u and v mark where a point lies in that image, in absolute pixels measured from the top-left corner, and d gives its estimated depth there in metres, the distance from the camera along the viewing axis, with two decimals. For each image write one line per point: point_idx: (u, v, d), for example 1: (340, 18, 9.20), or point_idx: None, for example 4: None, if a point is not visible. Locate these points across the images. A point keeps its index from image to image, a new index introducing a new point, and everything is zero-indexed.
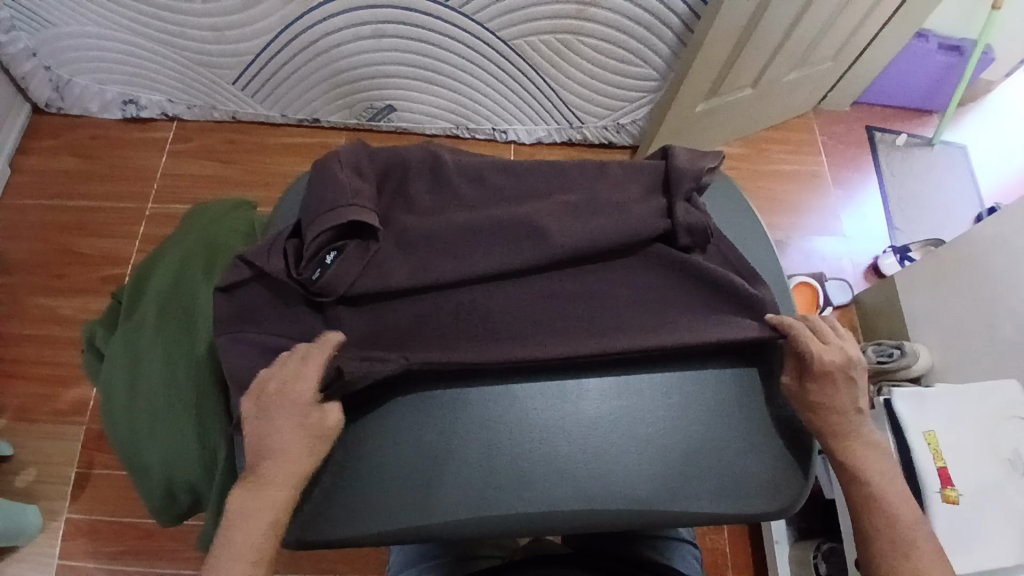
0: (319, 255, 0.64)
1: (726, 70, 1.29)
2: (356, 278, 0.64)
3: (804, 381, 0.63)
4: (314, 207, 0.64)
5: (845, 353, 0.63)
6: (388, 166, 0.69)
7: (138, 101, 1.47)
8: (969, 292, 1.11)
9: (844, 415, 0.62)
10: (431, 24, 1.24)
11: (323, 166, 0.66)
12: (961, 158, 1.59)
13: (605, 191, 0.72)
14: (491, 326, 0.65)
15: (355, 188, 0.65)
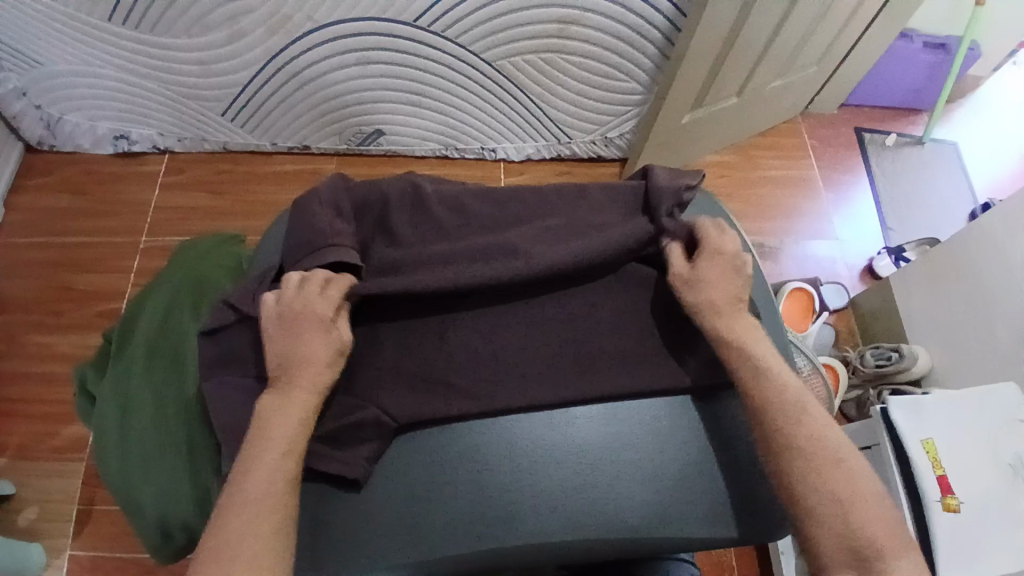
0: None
1: (710, 80, 1.29)
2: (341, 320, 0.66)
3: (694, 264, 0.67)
4: (295, 248, 0.67)
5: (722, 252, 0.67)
6: (367, 201, 0.71)
7: (129, 135, 1.48)
8: (966, 292, 1.10)
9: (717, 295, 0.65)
10: (414, 49, 1.25)
11: (303, 207, 0.69)
12: (952, 156, 1.59)
13: (585, 216, 0.72)
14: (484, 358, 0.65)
15: (335, 228, 0.67)
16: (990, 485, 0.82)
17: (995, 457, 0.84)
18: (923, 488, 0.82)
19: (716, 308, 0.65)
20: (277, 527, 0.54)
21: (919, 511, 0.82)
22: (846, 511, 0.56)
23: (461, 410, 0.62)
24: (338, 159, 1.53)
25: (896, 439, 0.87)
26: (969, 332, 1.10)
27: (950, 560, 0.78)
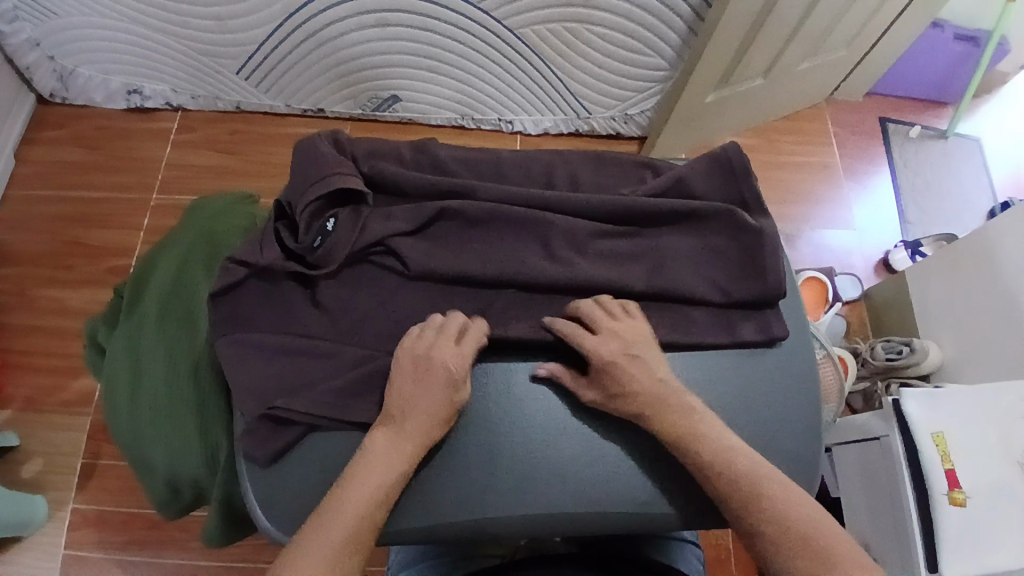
0: (319, 222, 0.67)
1: (737, 59, 1.26)
2: (350, 245, 0.66)
3: (597, 379, 0.60)
4: (301, 183, 0.67)
5: (620, 338, 0.61)
6: (373, 150, 0.72)
7: (142, 91, 1.46)
8: (984, 288, 1.09)
9: (647, 397, 0.59)
10: (436, 13, 1.22)
11: (305, 143, 0.69)
12: (975, 150, 1.56)
13: (593, 178, 0.74)
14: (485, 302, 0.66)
15: (338, 158, 0.68)
16: (999, 479, 0.82)
17: (1005, 452, 0.83)
18: (930, 480, 0.82)
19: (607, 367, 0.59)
20: None
21: (924, 501, 0.82)
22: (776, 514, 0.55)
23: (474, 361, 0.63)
24: (353, 124, 1.51)
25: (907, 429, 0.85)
26: (984, 328, 1.09)
27: (953, 550, 0.79)
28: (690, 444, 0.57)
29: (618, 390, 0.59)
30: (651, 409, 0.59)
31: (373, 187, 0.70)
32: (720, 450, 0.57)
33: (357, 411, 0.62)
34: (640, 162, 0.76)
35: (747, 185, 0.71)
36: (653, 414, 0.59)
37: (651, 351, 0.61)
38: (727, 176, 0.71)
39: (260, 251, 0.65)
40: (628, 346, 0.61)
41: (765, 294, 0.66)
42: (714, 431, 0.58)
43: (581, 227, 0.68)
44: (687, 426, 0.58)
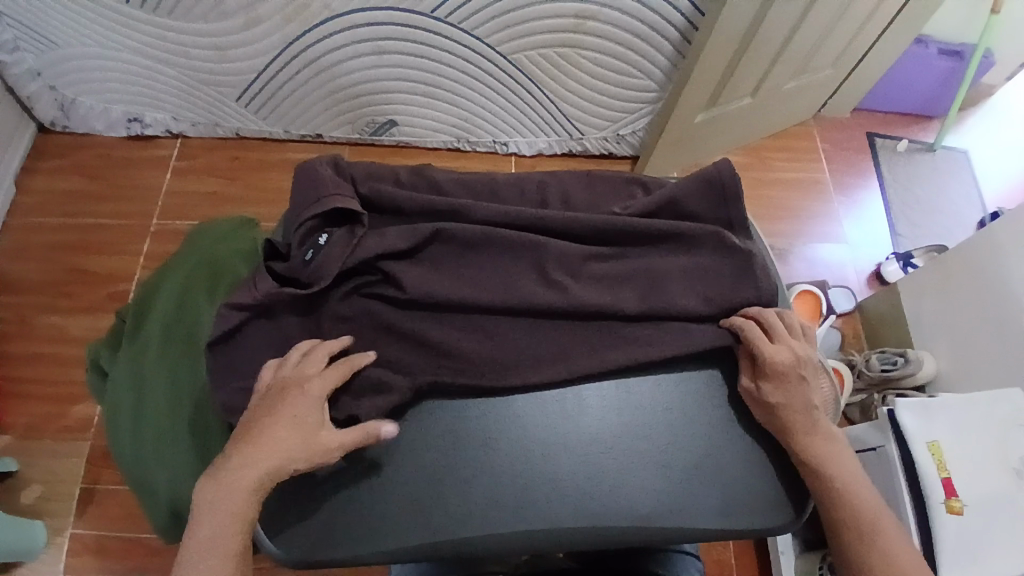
0: (312, 239, 0.67)
1: (725, 80, 1.29)
2: (343, 260, 0.65)
3: (759, 382, 0.63)
4: (299, 204, 0.69)
5: (795, 352, 0.64)
6: (370, 173, 0.73)
7: (142, 119, 1.49)
8: (978, 299, 1.10)
9: (801, 414, 0.62)
10: (430, 40, 1.25)
11: (306, 166, 0.70)
12: (964, 163, 1.59)
13: (586, 197, 0.76)
14: (480, 324, 0.67)
15: (337, 181, 0.69)
16: (995, 491, 0.82)
17: (1002, 461, 0.83)
18: (927, 490, 0.82)
19: (780, 376, 0.63)
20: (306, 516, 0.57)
21: (922, 512, 0.82)
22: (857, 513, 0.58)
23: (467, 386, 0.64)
24: (350, 148, 1.53)
25: (903, 441, 0.86)
26: (978, 337, 1.10)
27: (953, 560, 0.78)
28: (816, 462, 0.60)
29: (780, 402, 0.62)
30: (796, 426, 0.62)
31: (370, 208, 0.71)
32: (861, 498, 0.59)
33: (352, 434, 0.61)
34: (631, 180, 0.77)
35: (737, 211, 0.72)
36: (796, 430, 0.61)
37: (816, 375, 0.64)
38: (719, 197, 0.72)
39: (254, 285, 0.64)
40: (801, 365, 0.64)
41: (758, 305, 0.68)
42: (857, 480, 0.60)
43: (573, 250, 0.69)
44: (811, 444, 0.61)
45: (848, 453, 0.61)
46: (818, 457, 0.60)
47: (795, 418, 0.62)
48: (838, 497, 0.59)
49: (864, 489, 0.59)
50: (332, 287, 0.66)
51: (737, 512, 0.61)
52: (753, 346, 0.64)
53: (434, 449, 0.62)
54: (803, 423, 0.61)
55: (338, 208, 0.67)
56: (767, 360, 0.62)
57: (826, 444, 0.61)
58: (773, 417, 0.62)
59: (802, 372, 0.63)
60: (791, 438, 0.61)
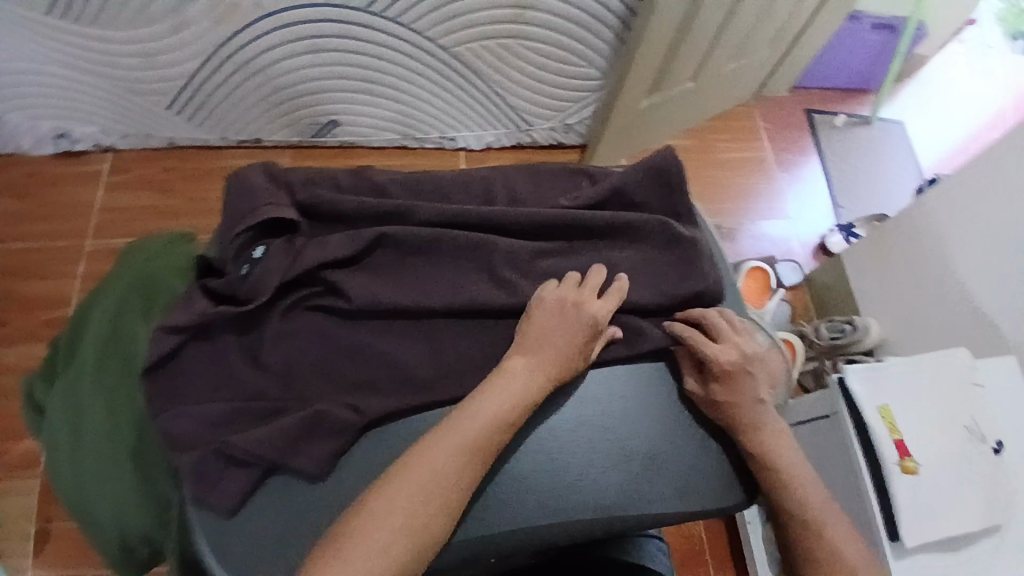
0: (248, 251, 0.65)
1: (667, 64, 1.29)
2: (284, 272, 0.63)
3: (707, 382, 0.64)
4: (231, 214, 0.66)
5: (739, 349, 0.65)
6: (308, 179, 0.71)
7: (71, 134, 1.41)
8: (918, 265, 1.14)
9: (749, 409, 0.63)
10: (368, 36, 1.22)
11: (237, 175, 0.67)
12: (899, 134, 1.64)
13: (532, 190, 0.75)
14: (431, 327, 0.65)
15: (271, 189, 0.66)
16: (946, 449, 0.85)
17: (952, 421, 0.87)
18: (881, 452, 0.84)
19: (726, 376, 0.63)
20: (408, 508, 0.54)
21: (879, 476, 0.85)
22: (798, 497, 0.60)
23: (417, 402, 0.62)
24: (292, 151, 1.48)
25: (854, 407, 0.88)
26: (921, 301, 1.14)
27: (916, 522, 0.81)
28: (771, 459, 0.62)
29: (728, 399, 0.63)
30: (746, 421, 0.63)
31: (308, 215, 0.69)
32: (803, 485, 0.61)
33: (304, 450, 0.59)
34: (575, 170, 0.77)
35: (680, 198, 0.72)
36: (745, 426, 0.63)
37: (762, 369, 0.66)
38: (663, 185, 0.72)
39: (189, 305, 0.62)
40: (746, 360, 0.65)
41: (705, 293, 0.69)
42: (799, 467, 0.62)
43: (522, 247, 0.68)
44: (765, 443, 0.62)
45: (791, 445, 0.64)
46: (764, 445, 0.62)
47: (742, 413, 0.63)
48: (781, 486, 0.61)
49: (806, 476, 0.62)
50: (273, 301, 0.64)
51: (697, 494, 0.62)
52: (697, 348, 0.64)
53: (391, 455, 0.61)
54: (750, 419, 0.63)
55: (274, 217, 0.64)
56: (711, 361, 0.63)
57: (771, 435, 0.63)
58: (723, 414, 0.63)
59: (746, 368, 0.64)
60: (739, 430, 0.63)
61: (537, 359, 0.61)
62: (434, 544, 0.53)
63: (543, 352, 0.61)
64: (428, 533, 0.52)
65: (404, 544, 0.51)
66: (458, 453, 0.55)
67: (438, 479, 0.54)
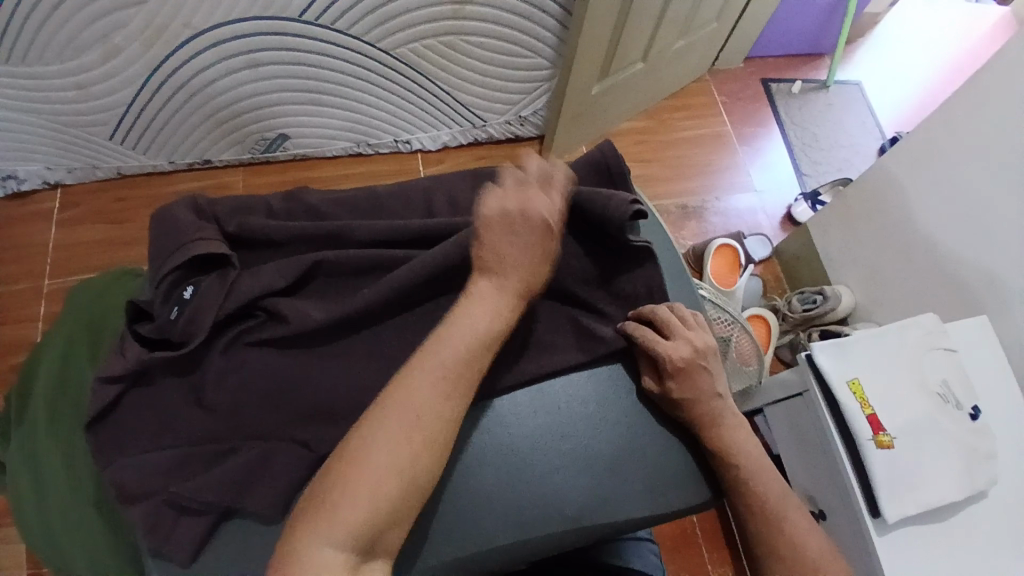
0: (177, 292, 0.63)
1: (614, 47, 1.27)
2: (217, 309, 0.60)
3: (664, 380, 0.63)
4: (159, 255, 0.64)
5: (693, 344, 0.64)
6: (239, 209, 0.69)
7: (16, 174, 1.36)
8: (882, 228, 1.13)
9: (706, 402, 0.63)
10: (306, 46, 1.18)
11: (164, 213, 0.66)
12: (856, 95, 1.64)
13: (475, 197, 0.73)
14: (378, 350, 0.64)
15: (197, 224, 0.64)
16: (918, 416, 0.85)
17: (923, 386, 0.87)
18: (855, 429, 0.84)
19: (681, 371, 0.63)
20: (391, 470, 0.49)
21: (853, 450, 0.84)
22: (761, 495, 0.61)
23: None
24: (245, 170, 1.45)
25: (823, 383, 0.88)
26: (888, 265, 1.14)
27: (893, 495, 0.80)
28: (729, 454, 0.62)
29: (684, 394, 0.63)
30: (704, 416, 0.63)
31: (241, 245, 0.67)
32: (764, 479, 0.62)
33: (257, 490, 0.58)
34: None
35: (625, 190, 0.71)
36: (703, 422, 0.63)
37: (714, 362, 0.66)
38: (605, 180, 0.71)
39: (123, 353, 0.59)
40: (700, 354, 0.65)
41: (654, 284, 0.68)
42: (759, 460, 0.63)
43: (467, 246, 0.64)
44: (723, 438, 0.62)
45: (749, 438, 0.64)
46: (724, 441, 0.62)
47: (699, 407, 0.63)
48: (745, 481, 0.61)
49: (765, 469, 0.63)
50: (212, 340, 0.62)
51: (665, 495, 0.61)
52: (651, 346, 0.63)
53: None
54: (707, 414, 0.63)
55: (203, 252, 0.62)
56: (665, 359, 0.62)
57: (730, 431, 0.63)
58: (681, 411, 0.63)
59: (700, 361, 0.64)
60: (700, 426, 0.63)
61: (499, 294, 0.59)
62: (423, 489, 0.51)
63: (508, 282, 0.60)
64: (416, 475, 0.50)
65: (391, 491, 0.49)
66: (433, 390, 0.53)
67: (420, 420, 0.52)
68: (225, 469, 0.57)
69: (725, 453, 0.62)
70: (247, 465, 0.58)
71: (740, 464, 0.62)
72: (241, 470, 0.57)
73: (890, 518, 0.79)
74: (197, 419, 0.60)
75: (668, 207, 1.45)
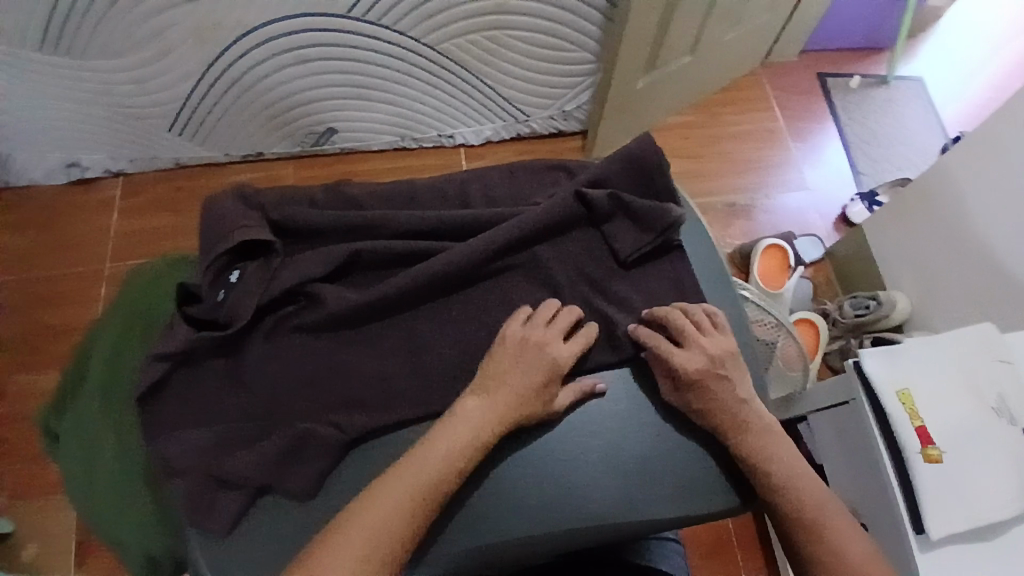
0: (224, 277, 0.65)
1: (660, 40, 1.25)
2: (259, 295, 0.63)
3: (679, 389, 0.62)
4: (206, 241, 0.66)
5: (708, 354, 0.62)
6: (282, 199, 0.71)
7: (81, 163, 1.44)
8: (942, 229, 1.08)
9: (727, 410, 0.61)
10: (353, 41, 1.21)
11: (212, 202, 0.68)
12: (919, 91, 1.56)
13: (512, 191, 0.73)
14: (411, 339, 0.65)
15: (242, 213, 0.66)
16: (972, 431, 0.80)
17: (979, 398, 0.82)
18: (902, 441, 0.80)
19: (695, 383, 0.61)
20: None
21: (900, 464, 0.81)
22: (799, 503, 0.59)
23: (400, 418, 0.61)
24: (295, 162, 1.49)
25: (871, 391, 0.85)
26: (946, 269, 1.08)
27: (940, 511, 0.76)
28: (758, 461, 0.60)
29: (700, 404, 0.61)
30: (724, 422, 0.61)
31: (284, 233, 0.69)
32: (803, 487, 0.60)
33: (293, 471, 0.59)
34: (553, 165, 0.75)
35: (663, 183, 0.70)
36: (738, 426, 0.61)
37: (735, 367, 0.63)
38: (642, 174, 0.70)
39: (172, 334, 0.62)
40: (718, 363, 0.62)
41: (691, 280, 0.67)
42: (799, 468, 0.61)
43: (498, 241, 0.66)
44: (753, 444, 0.60)
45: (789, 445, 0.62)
46: (759, 446, 0.60)
47: (717, 415, 0.61)
48: (781, 487, 0.59)
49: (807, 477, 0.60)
50: (255, 323, 0.64)
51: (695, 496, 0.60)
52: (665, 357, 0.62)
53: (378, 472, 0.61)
54: (739, 418, 0.61)
55: (247, 240, 0.64)
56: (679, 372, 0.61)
57: (768, 437, 0.61)
58: (705, 418, 0.61)
59: (719, 371, 0.62)
60: (735, 430, 0.61)
61: (493, 400, 0.59)
62: None
63: (496, 398, 0.59)
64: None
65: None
66: (400, 503, 0.54)
67: (382, 533, 0.52)
68: (261, 451, 0.59)
69: (761, 458, 0.60)
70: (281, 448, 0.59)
71: (776, 471, 0.60)
72: (276, 452, 0.59)
73: (935, 536, 0.76)
74: (237, 399, 0.63)
75: (714, 204, 1.42)
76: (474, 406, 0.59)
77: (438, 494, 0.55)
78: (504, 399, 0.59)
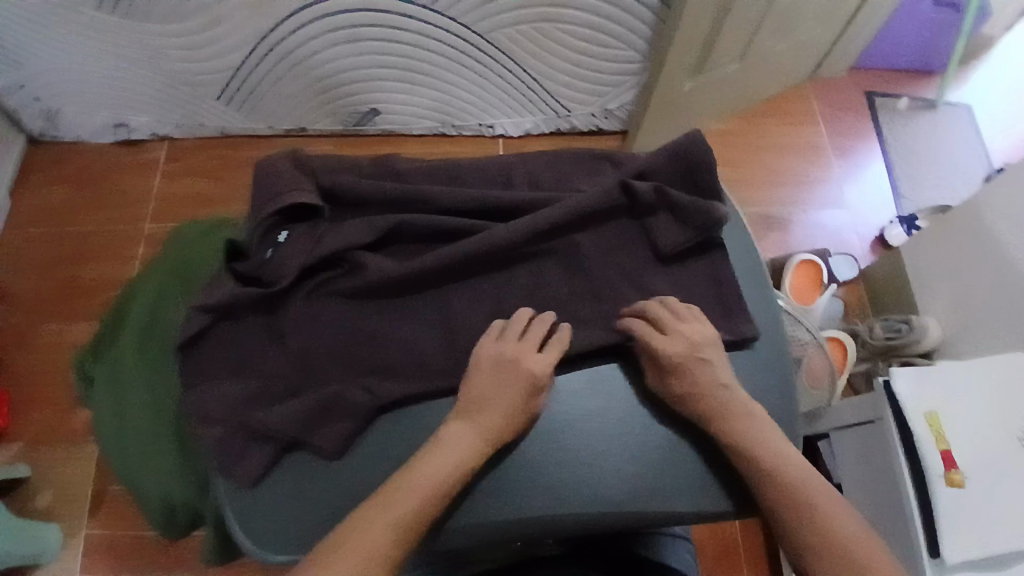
0: (272, 236, 0.67)
1: (709, 45, 1.24)
2: (303, 258, 0.65)
3: (666, 378, 0.62)
4: (257, 201, 0.67)
5: (687, 338, 0.63)
6: (329, 166, 0.72)
7: (128, 123, 1.48)
8: (981, 257, 1.06)
9: (720, 402, 0.61)
10: (404, 24, 1.22)
11: (264, 164, 0.69)
12: (968, 118, 1.53)
13: (557, 176, 0.74)
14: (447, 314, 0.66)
15: (292, 177, 0.68)
16: (999, 460, 0.79)
17: (1006, 426, 0.81)
18: (926, 463, 0.80)
19: (681, 371, 0.62)
20: None
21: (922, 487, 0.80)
22: (827, 513, 0.56)
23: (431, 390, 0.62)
24: (336, 139, 1.51)
25: (898, 411, 0.84)
26: (981, 298, 1.06)
27: (957, 536, 0.76)
28: (753, 453, 0.60)
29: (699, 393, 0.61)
30: (725, 418, 0.61)
31: (332, 200, 0.70)
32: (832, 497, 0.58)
33: (323, 431, 0.61)
34: (599, 155, 0.76)
35: (708, 181, 0.69)
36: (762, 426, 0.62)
37: (713, 352, 0.64)
38: (687, 169, 0.70)
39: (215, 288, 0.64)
40: (696, 348, 0.63)
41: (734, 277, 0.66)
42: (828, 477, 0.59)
43: (540, 224, 0.66)
44: (761, 443, 0.60)
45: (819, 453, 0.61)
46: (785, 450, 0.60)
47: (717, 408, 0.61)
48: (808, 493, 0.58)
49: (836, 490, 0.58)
50: (297, 284, 0.66)
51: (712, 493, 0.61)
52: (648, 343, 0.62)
53: (405, 440, 0.62)
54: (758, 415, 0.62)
55: (295, 203, 0.66)
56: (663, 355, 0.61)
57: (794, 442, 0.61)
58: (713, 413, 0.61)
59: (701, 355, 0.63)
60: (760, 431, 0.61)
61: (474, 424, 0.59)
62: None
63: (478, 419, 0.59)
64: None
65: None
66: (388, 530, 0.53)
67: (372, 553, 0.52)
68: (292, 408, 0.60)
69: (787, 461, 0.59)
70: (313, 407, 0.60)
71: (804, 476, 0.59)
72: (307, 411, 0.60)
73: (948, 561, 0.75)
74: (273, 356, 0.64)
75: (749, 214, 1.41)
76: (457, 430, 0.59)
77: (422, 520, 0.55)
78: (486, 422, 0.59)
